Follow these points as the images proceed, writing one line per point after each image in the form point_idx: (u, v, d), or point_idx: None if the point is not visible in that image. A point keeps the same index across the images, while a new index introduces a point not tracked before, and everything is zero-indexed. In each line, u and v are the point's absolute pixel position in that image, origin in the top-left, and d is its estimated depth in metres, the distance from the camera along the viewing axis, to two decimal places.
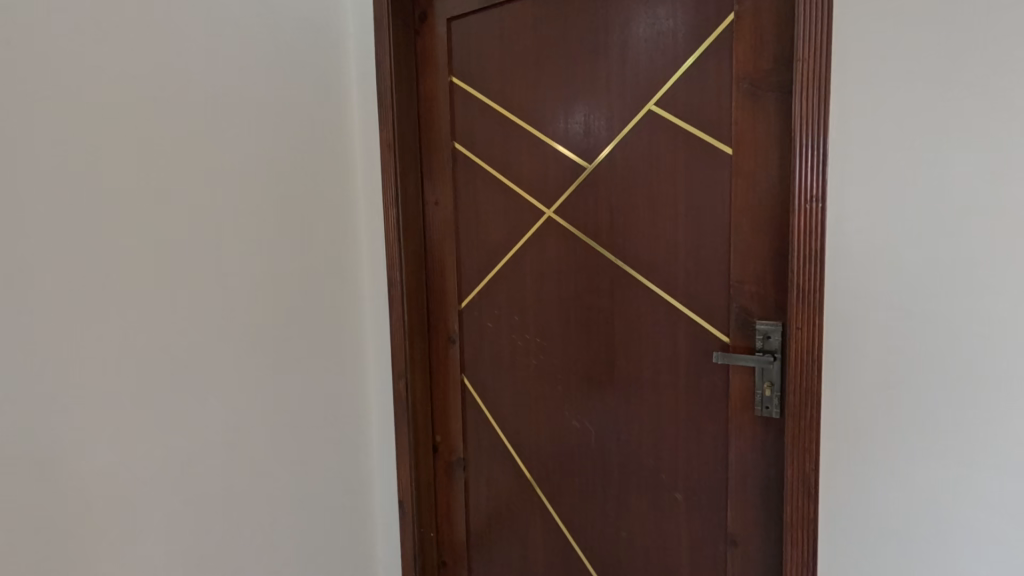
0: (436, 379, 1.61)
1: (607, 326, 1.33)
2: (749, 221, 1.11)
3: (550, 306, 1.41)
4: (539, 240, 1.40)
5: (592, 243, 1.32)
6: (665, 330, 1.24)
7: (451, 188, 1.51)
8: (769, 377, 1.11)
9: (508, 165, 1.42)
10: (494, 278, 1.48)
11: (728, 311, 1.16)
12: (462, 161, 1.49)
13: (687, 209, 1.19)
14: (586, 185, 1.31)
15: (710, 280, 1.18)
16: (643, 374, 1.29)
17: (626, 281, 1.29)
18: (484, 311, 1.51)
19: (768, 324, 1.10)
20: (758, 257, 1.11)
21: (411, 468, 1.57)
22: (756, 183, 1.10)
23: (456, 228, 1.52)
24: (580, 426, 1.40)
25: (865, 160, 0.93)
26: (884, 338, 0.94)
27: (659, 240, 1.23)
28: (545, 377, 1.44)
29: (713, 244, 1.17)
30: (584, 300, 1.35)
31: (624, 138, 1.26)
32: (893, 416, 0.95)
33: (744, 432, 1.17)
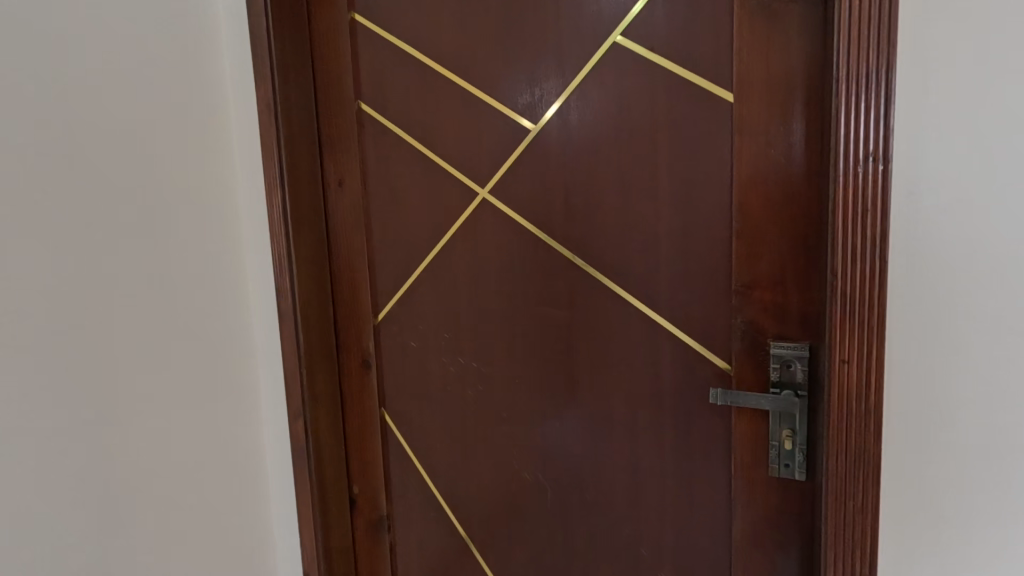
0: (349, 416, 1.24)
1: (564, 349, 0.97)
2: (761, 203, 0.78)
3: (489, 321, 1.05)
4: (474, 231, 1.03)
5: (543, 234, 0.97)
6: (642, 355, 0.90)
7: (359, 166, 1.14)
8: (790, 423, 0.78)
9: (428, 132, 1.05)
10: (417, 283, 1.11)
11: (730, 329, 0.82)
12: (370, 130, 1.12)
13: (671, 187, 0.85)
14: (532, 155, 0.95)
15: (703, 284, 0.83)
16: (614, 413, 0.94)
17: (588, 286, 0.94)
18: (405, 328, 1.15)
19: (787, 348, 0.77)
20: (773, 254, 0.78)
21: (317, 533, 1.20)
22: (771, 147, 0.77)
23: (366, 219, 1.15)
24: (534, 481, 1.05)
25: (946, 97, 0.59)
26: (984, 372, 0.61)
27: (633, 231, 0.88)
28: (487, 415, 1.08)
29: (708, 235, 0.83)
30: (533, 313, 1.00)
31: (581, 87, 0.90)
32: (996, 488, 0.62)
33: (755, 497, 0.83)
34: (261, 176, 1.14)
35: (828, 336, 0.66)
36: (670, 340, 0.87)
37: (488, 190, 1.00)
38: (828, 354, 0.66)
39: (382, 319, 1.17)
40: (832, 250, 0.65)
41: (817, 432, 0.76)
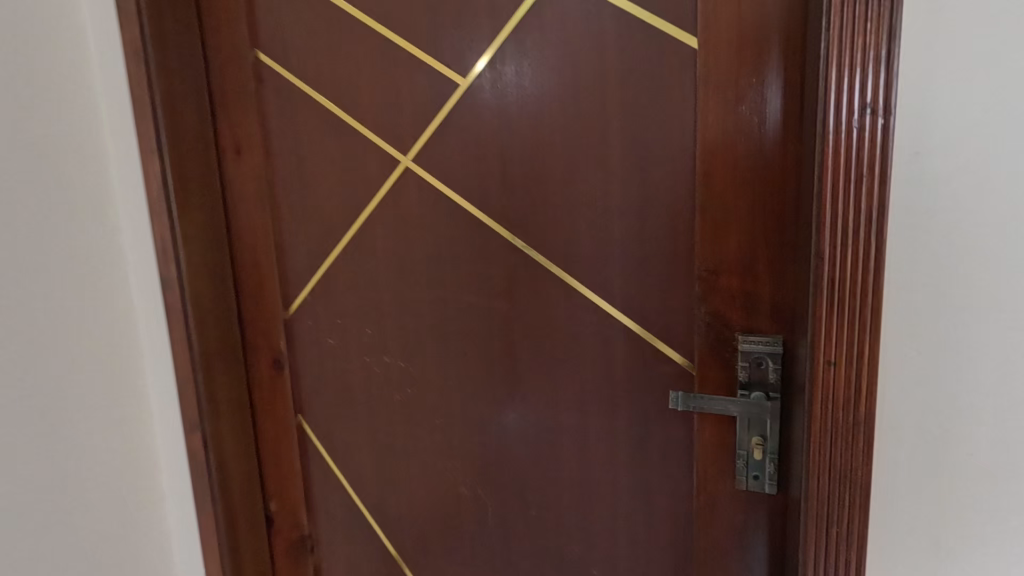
0: (261, 424, 1.07)
1: (505, 346, 0.84)
2: (729, 171, 0.66)
3: (418, 313, 0.89)
4: (397, 208, 0.87)
5: (477, 211, 0.81)
6: (593, 352, 0.77)
7: (259, 130, 0.95)
8: (760, 430, 0.67)
9: (339, 88, 0.87)
10: (333, 270, 0.94)
11: (693, 321, 0.70)
12: (270, 85, 0.93)
13: (626, 152, 0.71)
14: (463, 116, 0.80)
15: (662, 268, 0.71)
16: (561, 419, 0.81)
17: (530, 272, 0.80)
18: (322, 323, 0.98)
19: (757, 344, 0.66)
20: (743, 232, 0.66)
21: (225, 562, 1.03)
22: (742, 104, 0.64)
23: (270, 194, 0.97)
24: (474, 495, 0.92)
25: (958, 36, 0.48)
26: (986, 372, 0.52)
27: (581, 206, 0.75)
28: (419, 422, 0.93)
29: (667, 210, 0.70)
30: (469, 304, 0.85)
31: (518, 30, 0.74)
32: (993, 503, 0.54)
33: (721, 513, 0.73)
34: (134, 140, 0.93)
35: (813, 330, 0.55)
36: (624, 335, 0.74)
37: (411, 158, 0.84)
38: (813, 351, 0.55)
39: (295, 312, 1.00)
40: (818, 226, 0.53)
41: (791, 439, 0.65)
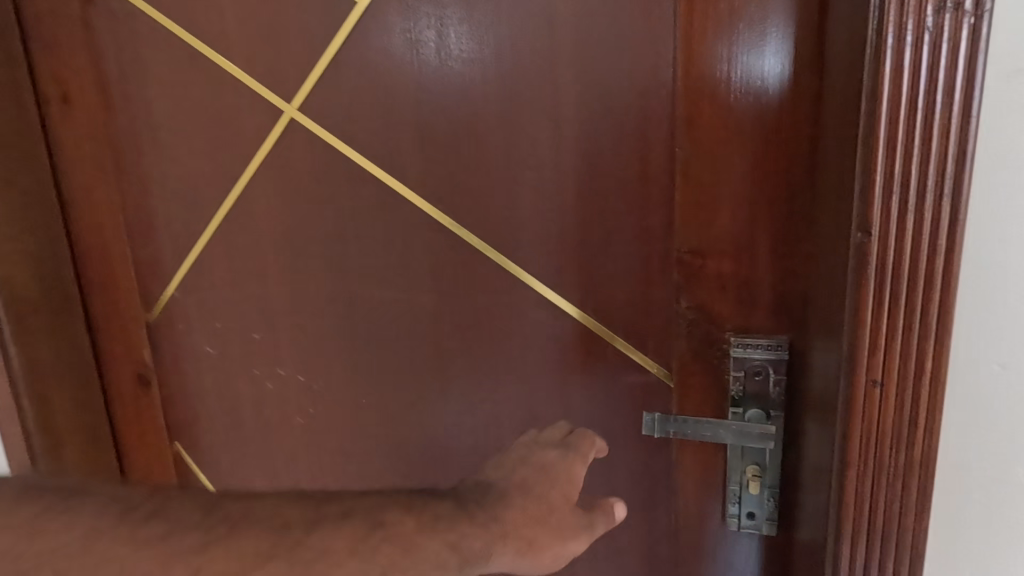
0: (128, 455, 0.84)
1: (431, 355, 0.64)
2: (721, 118, 0.49)
3: (318, 314, 0.68)
4: (285, 176, 0.65)
5: (389, 178, 0.61)
6: (543, 361, 0.59)
7: (92, 71, 0.70)
8: (756, 458, 0.52)
9: (196, 9, 0.64)
10: (206, 258, 0.72)
11: (671, 320, 0.53)
12: (103, 6, 0.68)
13: (583, 96, 0.53)
14: (365, 48, 0.59)
15: (630, 251, 0.54)
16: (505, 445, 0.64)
17: (460, 258, 0.61)
18: (197, 328, 0.75)
19: (757, 349, 0.50)
20: (738, 202, 0.50)
21: None
22: (738, 26, 0.47)
23: (116, 159, 0.72)
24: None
25: None
26: None
27: (526, 170, 0.56)
28: (327, 451, 0.73)
29: (639, 174, 0.52)
30: (383, 302, 0.65)
31: None
32: None
33: (705, 560, 0.58)
34: None
35: (850, 343, 0.36)
36: (584, 338, 0.57)
37: (299, 107, 0.63)
38: (848, 376, 0.36)
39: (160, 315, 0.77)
40: (862, 185, 0.34)
41: (797, 470, 0.51)
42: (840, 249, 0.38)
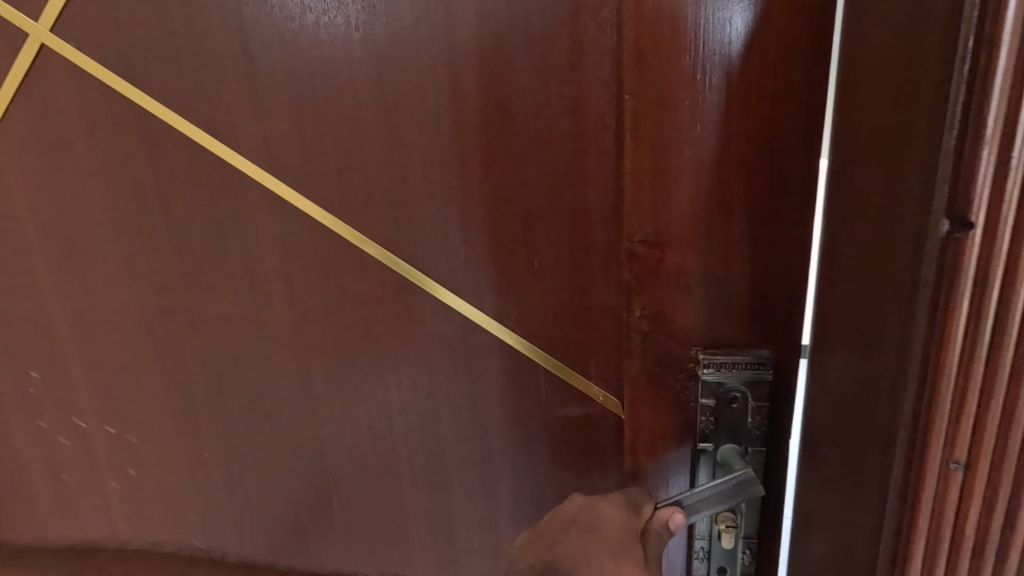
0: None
1: (297, 397, 0.46)
2: (685, 49, 0.34)
3: (127, 348, 0.47)
4: (47, 143, 0.43)
5: (212, 141, 0.41)
6: (453, 392, 0.44)
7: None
8: (731, 512, 0.40)
9: None
10: None
11: (621, 333, 0.40)
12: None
13: (490, 18, 0.36)
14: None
15: (562, 241, 0.39)
16: (408, 510, 0.48)
17: (326, 258, 0.43)
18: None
19: (733, 369, 0.38)
20: (710, 171, 0.36)
21: None
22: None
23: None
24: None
25: None
26: None
27: (414, 131, 0.39)
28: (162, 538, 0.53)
29: (573, 132, 0.37)
30: (221, 327, 0.46)
31: None
32: None
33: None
34: None
35: (921, 389, 0.24)
36: (506, 363, 0.42)
37: (54, 31, 0.40)
38: (918, 431, 0.24)
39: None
40: (957, 150, 0.21)
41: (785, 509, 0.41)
42: (895, 248, 0.26)
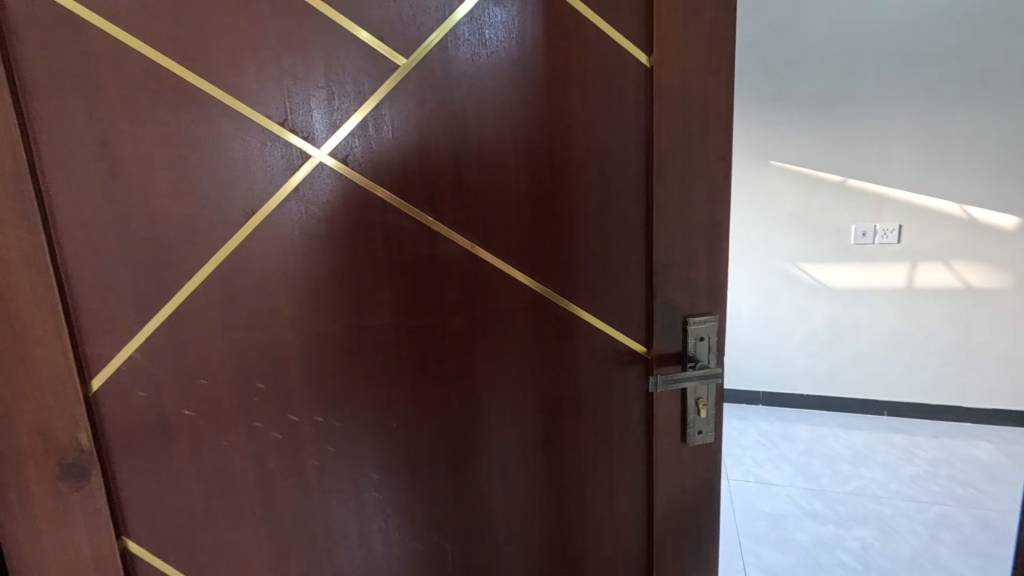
0: (34, 553, 0.72)
1: (464, 371, 0.78)
2: (681, 184, 0.78)
3: (347, 354, 0.74)
4: (311, 219, 0.70)
5: (431, 221, 0.73)
6: (564, 355, 0.80)
7: (12, 117, 0.62)
8: (701, 394, 0.85)
9: (205, 50, 0.64)
10: (200, 311, 0.70)
11: (651, 312, 0.82)
12: (27, 37, 0.61)
13: (593, 164, 0.76)
14: (410, 110, 0.70)
15: (619, 269, 0.80)
16: (529, 432, 0.82)
17: (491, 285, 0.76)
18: (174, 385, 0.71)
19: (701, 323, 0.83)
20: (691, 232, 0.81)
21: None
22: (694, 123, 0.77)
23: (50, 218, 0.65)
24: (429, 544, 0.83)
25: None
26: None
27: (547, 217, 0.75)
28: (349, 482, 0.78)
29: (626, 216, 0.78)
30: (419, 334, 0.75)
31: (459, 25, 0.69)
32: None
33: (674, 469, 0.88)
34: None
35: None
36: (591, 338, 0.81)
37: (331, 153, 0.69)
38: None
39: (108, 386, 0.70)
40: None
41: None
42: None
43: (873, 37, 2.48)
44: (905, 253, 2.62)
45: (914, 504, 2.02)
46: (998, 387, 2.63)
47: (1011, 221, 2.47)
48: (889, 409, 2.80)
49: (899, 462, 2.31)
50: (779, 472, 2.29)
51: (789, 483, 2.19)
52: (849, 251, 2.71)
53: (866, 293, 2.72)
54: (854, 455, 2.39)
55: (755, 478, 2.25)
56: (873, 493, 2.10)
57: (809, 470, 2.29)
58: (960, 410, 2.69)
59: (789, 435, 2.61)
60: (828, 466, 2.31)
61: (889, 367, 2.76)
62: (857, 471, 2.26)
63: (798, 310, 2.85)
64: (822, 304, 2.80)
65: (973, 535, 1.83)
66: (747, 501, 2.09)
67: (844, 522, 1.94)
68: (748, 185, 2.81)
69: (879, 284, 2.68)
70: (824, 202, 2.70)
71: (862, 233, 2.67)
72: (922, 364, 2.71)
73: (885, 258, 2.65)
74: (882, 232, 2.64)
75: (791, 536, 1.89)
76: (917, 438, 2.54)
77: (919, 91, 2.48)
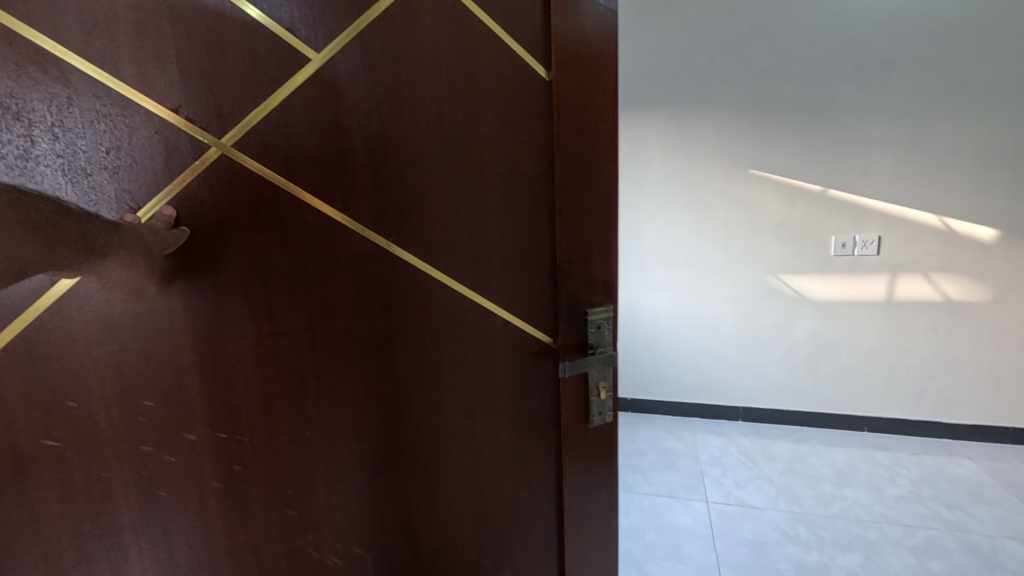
0: None
1: (384, 381, 0.71)
2: (581, 183, 0.81)
3: (251, 373, 0.65)
4: (206, 199, 0.60)
5: (348, 219, 0.66)
6: (484, 356, 0.78)
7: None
8: (601, 378, 0.89)
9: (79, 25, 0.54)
10: (64, 332, 0.56)
11: (556, 305, 0.82)
12: None
13: (507, 163, 0.74)
14: (312, 98, 0.62)
15: (530, 267, 0.79)
16: (452, 437, 0.77)
17: (409, 284, 0.71)
18: (31, 410, 0.55)
19: (599, 313, 0.87)
20: (590, 227, 0.83)
21: None
22: (589, 123, 0.80)
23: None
24: (347, 558, 0.73)
25: None
26: None
27: (462, 215, 0.73)
28: (255, 515, 0.68)
29: (535, 214, 0.78)
30: (333, 343, 0.68)
31: (377, 17, 0.64)
32: None
33: (580, 457, 0.89)
34: None
35: None
36: (509, 340, 0.79)
37: (233, 144, 0.60)
38: None
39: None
40: None
41: None
42: None
43: (846, 50, 2.48)
44: (885, 266, 2.59)
45: (900, 527, 1.95)
46: (978, 402, 2.60)
47: (989, 233, 2.46)
48: (870, 425, 2.74)
49: (883, 482, 2.24)
50: (760, 493, 2.21)
51: (772, 506, 2.11)
52: (830, 263, 2.66)
53: (847, 305, 2.67)
54: (837, 474, 2.32)
55: (736, 501, 2.16)
56: (856, 516, 2.03)
57: (791, 491, 2.21)
58: (941, 426, 2.65)
59: (769, 453, 2.55)
60: (810, 487, 2.23)
61: (870, 382, 2.72)
62: (840, 492, 2.19)
63: (778, 323, 2.80)
64: (802, 317, 2.75)
65: (962, 562, 1.76)
66: (728, 527, 2.00)
67: (828, 549, 1.86)
68: (729, 195, 2.76)
69: (859, 296, 2.65)
70: (803, 213, 2.66)
71: (841, 245, 2.63)
72: (902, 379, 2.67)
73: (866, 269, 2.61)
74: (862, 243, 2.60)
75: (774, 565, 1.79)
76: (898, 456, 2.48)
77: (894, 103, 2.46)
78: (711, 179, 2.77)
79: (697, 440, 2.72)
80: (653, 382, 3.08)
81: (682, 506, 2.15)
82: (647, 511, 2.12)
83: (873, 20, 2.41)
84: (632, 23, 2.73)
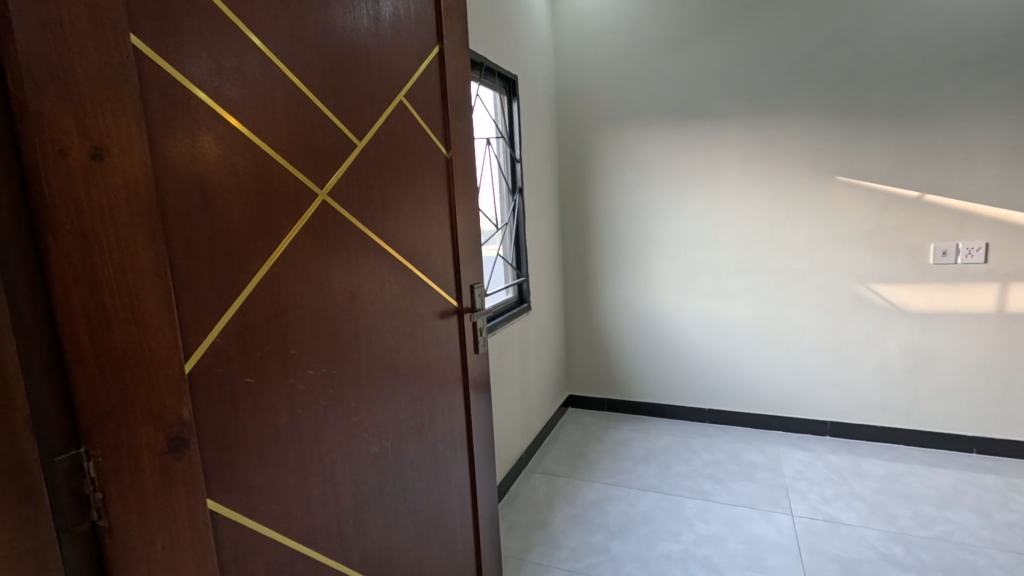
0: None
1: (390, 339, 1.08)
2: (463, 208, 1.36)
3: (343, 341, 0.94)
4: (317, 217, 0.88)
5: (376, 238, 1.03)
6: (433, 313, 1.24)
7: (132, 96, 0.60)
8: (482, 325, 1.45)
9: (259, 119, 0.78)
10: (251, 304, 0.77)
11: (457, 280, 1.35)
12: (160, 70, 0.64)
13: (428, 199, 1.22)
14: (358, 168, 0.98)
15: (442, 254, 1.28)
16: (420, 368, 1.19)
17: (397, 272, 1.11)
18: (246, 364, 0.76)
19: (478, 285, 1.44)
20: (470, 235, 1.40)
21: None
22: (466, 178, 1.37)
23: (161, 199, 0.64)
24: (379, 436, 1.04)
25: None
26: None
27: (415, 228, 1.16)
28: (342, 440, 0.94)
29: (444, 225, 1.29)
30: (375, 313, 1.03)
31: (386, 124, 1.06)
32: None
33: (473, 376, 1.42)
34: None
35: None
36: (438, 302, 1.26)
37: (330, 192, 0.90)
38: None
39: (201, 360, 0.69)
40: None
41: None
42: None
43: (935, 51, 2.37)
44: (993, 274, 2.41)
45: (1013, 554, 1.81)
46: None
47: None
48: (977, 446, 2.54)
49: (992, 507, 2.08)
50: (850, 511, 2.12)
51: (862, 524, 2.03)
52: (926, 271, 2.52)
53: (947, 315, 2.51)
54: (939, 496, 2.17)
55: (823, 516, 2.09)
56: (962, 540, 1.90)
57: (886, 510, 2.11)
58: None
59: (860, 469, 2.44)
60: (907, 507, 2.11)
61: (973, 400, 2.53)
62: (942, 514, 2.05)
63: (871, 335, 2.67)
64: (896, 327, 2.61)
65: None
66: (816, 542, 1.95)
67: (929, 572, 1.76)
68: (821, 200, 2.66)
69: (967, 305, 2.47)
70: (897, 219, 2.54)
71: (942, 253, 2.48)
72: (1008, 397, 2.47)
73: (973, 278, 2.44)
74: (966, 250, 2.43)
75: None
76: (1010, 479, 2.29)
77: (998, 103, 2.31)
78: (793, 186, 2.71)
79: (779, 453, 2.65)
80: (722, 392, 3.03)
81: (764, 517, 2.11)
82: (727, 521, 2.10)
83: (964, 19, 2.32)
84: (696, 36, 2.78)
